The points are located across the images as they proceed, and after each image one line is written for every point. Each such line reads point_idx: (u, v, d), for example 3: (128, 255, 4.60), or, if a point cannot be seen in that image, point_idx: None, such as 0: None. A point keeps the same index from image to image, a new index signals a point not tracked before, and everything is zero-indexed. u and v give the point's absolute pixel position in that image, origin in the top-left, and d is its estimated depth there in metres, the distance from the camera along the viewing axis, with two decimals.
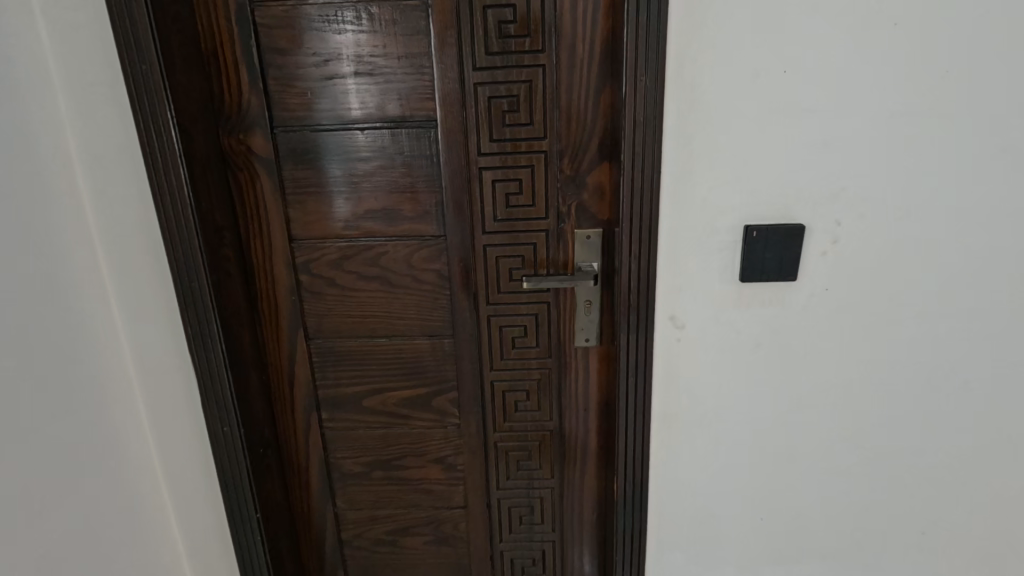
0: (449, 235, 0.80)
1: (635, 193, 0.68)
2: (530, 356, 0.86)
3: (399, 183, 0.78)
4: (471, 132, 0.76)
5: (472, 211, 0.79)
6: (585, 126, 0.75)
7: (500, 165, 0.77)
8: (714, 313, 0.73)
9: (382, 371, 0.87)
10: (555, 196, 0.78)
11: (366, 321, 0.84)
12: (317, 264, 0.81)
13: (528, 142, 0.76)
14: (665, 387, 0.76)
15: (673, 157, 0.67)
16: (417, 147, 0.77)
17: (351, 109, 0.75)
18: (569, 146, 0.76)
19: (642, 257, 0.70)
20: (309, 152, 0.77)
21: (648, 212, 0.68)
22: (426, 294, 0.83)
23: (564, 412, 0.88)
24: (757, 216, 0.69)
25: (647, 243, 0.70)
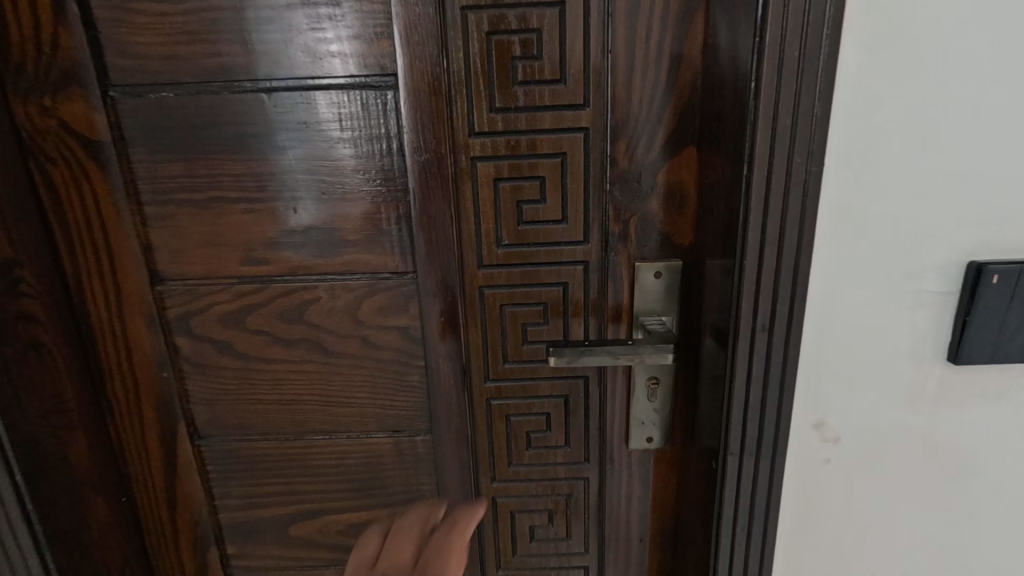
0: (422, 272, 0.47)
1: (769, 202, 0.35)
2: (554, 461, 0.53)
3: (335, 184, 0.46)
4: (457, 94, 0.44)
5: (460, 231, 0.47)
6: (654, 83, 0.43)
7: (507, 153, 0.45)
8: (894, 418, 0.41)
9: (318, 486, 0.54)
10: (600, 203, 0.46)
11: (288, 409, 0.52)
12: (200, 320, 0.49)
13: (553, 111, 0.44)
14: (794, 540, 0.44)
15: (847, 133, 0.35)
16: (364, 122, 0.44)
17: (243, 53, 0.43)
18: (625, 117, 0.44)
19: (774, 321, 0.38)
20: (176, 130, 0.44)
21: (793, 239, 0.36)
22: (384, 366, 0.51)
23: (607, 544, 0.56)
24: (994, 245, 0.37)
25: (785, 297, 0.37)
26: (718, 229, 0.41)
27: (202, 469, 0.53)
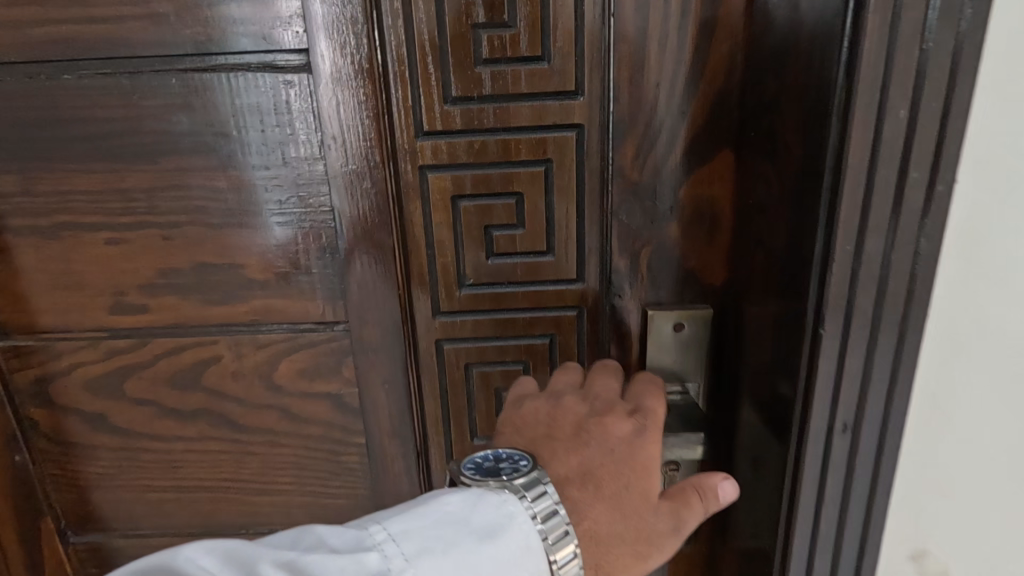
0: (356, 322, 0.35)
1: (862, 238, 0.23)
2: None
3: (230, 206, 0.33)
4: (399, 78, 0.31)
5: (406, 267, 0.34)
6: (675, 61, 0.31)
7: (470, 161, 0.33)
8: None
9: None
10: (598, 229, 0.33)
11: (186, 498, 0.39)
12: (62, 385, 0.36)
13: (532, 102, 0.31)
14: None
15: (992, 133, 0.22)
16: (267, 120, 0.32)
17: (88, 20, 0.30)
18: (634, 109, 0.31)
19: (860, 410, 0.26)
20: (10, 131, 0.32)
21: (893, 293, 0.24)
22: (311, 443, 0.38)
23: None
24: None
25: (877, 377, 0.25)
26: (770, 270, 0.29)
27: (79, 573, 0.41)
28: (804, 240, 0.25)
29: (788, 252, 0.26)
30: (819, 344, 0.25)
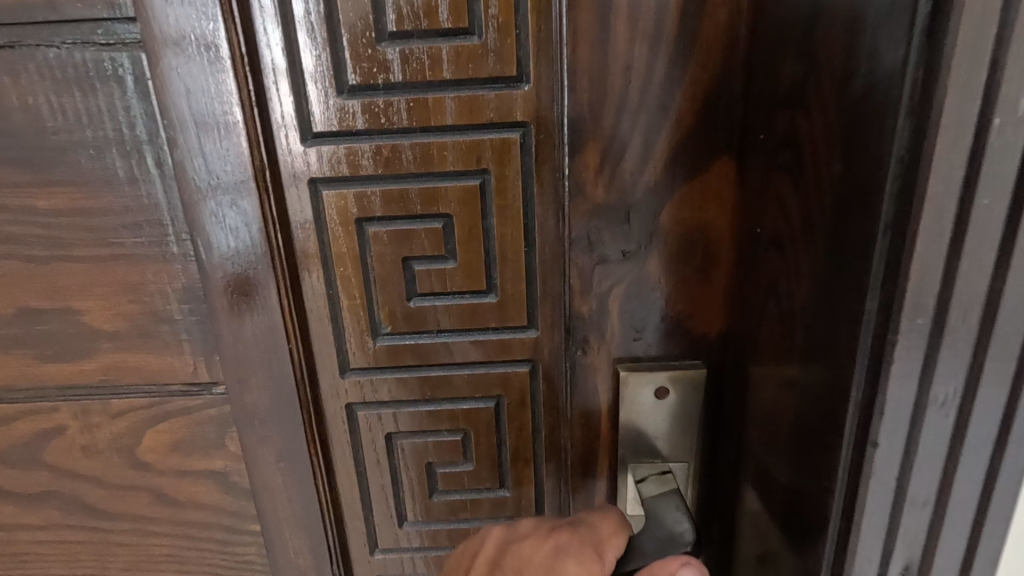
0: (236, 386, 0.26)
1: (941, 312, 0.15)
2: None
3: (56, 234, 0.25)
4: (274, 61, 0.23)
5: (299, 316, 0.26)
6: (652, 32, 0.22)
7: (378, 174, 0.24)
8: None
9: None
10: (551, 264, 0.25)
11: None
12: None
13: (458, 91, 0.23)
14: None
15: None
16: (96, 115, 0.23)
17: None
18: (599, 102, 0.23)
19: (928, 559, 0.17)
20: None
21: (987, 389, 0.15)
22: (188, 537, 0.29)
23: None
24: None
25: (956, 513, 0.17)
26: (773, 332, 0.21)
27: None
28: (844, 306, 0.17)
29: (816, 318, 0.18)
30: (869, 465, 0.17)
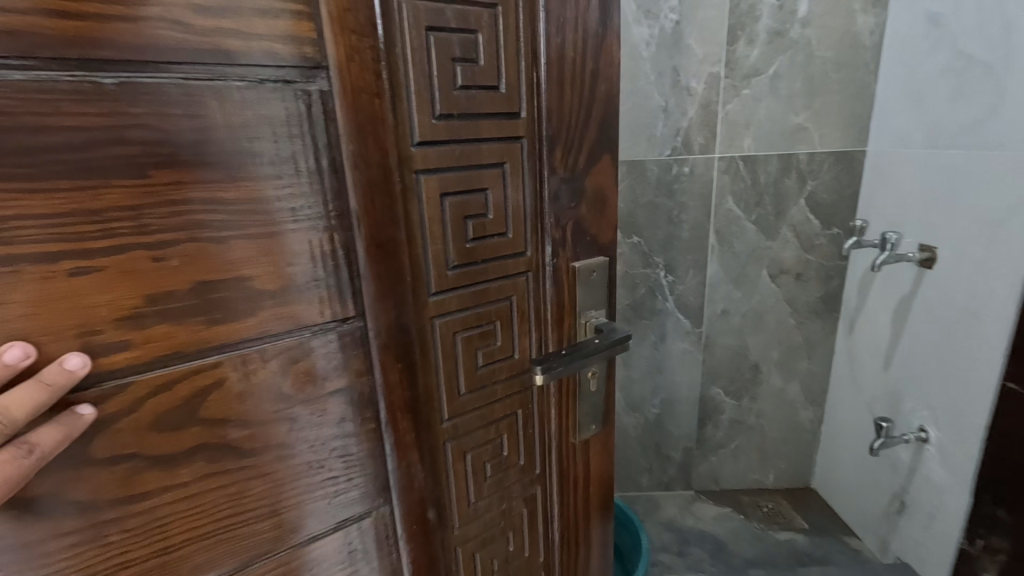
0: (365, 272, 0.54)
1: None
2: (497, 408, 0.68)
3: (246, 200, 0.47)
4: (396, 104, 0.52)
5: (407, 231, 0.55)
6: (568, 111, 0.63)
7: (455, 163, 0.56)
8: None
9: (259, 508, 0.55)
10: (537, 213, 0.64)
11: (235, 439, 0.52)
12: (120, 352, 0.45)
13: (492, 118, 0.58)
14: None
15: None
16: (323, 137, 0.49)
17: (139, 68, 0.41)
18: (552, 135, 0.62)
19: None
20: (55, 122, 0.39)
21: None
22: (320, 362, 0.54)
23: (545, 465, 0.76)
24: None
25: None
26: None
27: (121, 530, 0.49)
28: None
29: None
30: None
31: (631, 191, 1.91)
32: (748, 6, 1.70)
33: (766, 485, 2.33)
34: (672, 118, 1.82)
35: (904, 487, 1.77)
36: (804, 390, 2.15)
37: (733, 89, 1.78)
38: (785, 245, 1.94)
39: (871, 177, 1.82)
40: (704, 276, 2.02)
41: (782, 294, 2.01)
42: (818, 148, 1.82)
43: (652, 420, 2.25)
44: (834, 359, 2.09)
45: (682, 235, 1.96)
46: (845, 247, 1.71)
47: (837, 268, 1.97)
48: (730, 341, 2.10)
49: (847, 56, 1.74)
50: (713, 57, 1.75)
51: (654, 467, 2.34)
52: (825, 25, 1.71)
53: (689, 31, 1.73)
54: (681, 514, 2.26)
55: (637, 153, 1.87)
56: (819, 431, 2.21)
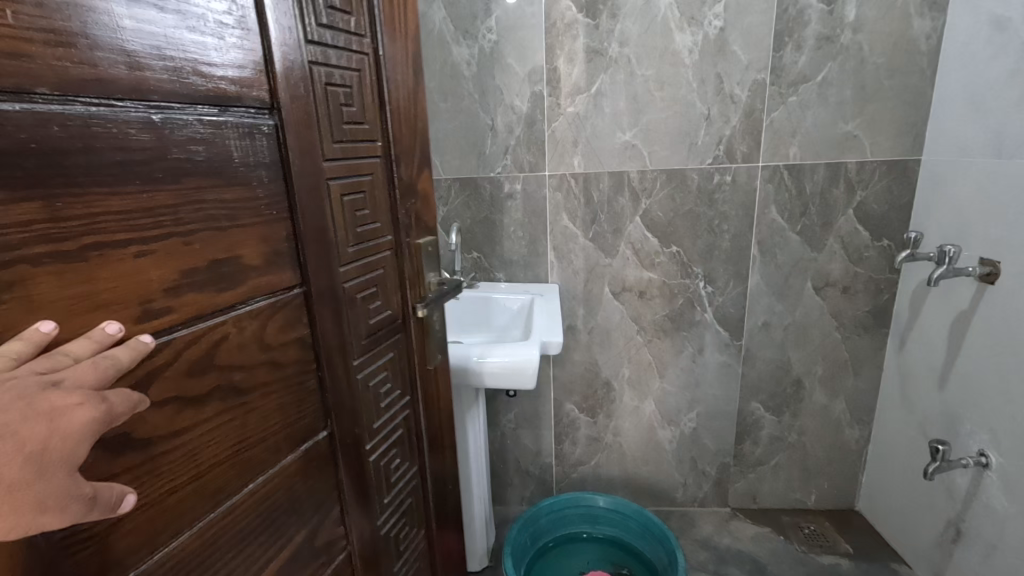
0: (308, 254, 0.81)
1: None
2: (381, 339, 1.04)
3: (234, 202, 0.68)
4: (318, 133, 0.82)
5: (326, 222, 0.85)
6: (399, 139, 1.03)
7: (345, 174, 0.89)
8: None
9: (256, 430, 0.76)
10: (390, 208, 1.04)
11: (238, 381, 0.71)
12: (164, 316, 0.61)
13: (363, 142, 0.94)
14: None
15: None
16: (284, 160, 0.75)
17: (181, 111, 0.61)
18: (395, 154, 1.03)
19: None
20: (124, 143, 0.55)
21: None
22: (283, 314, 0.78)
23: (409, 376, 1.16)
24: None
25: None
26: None
27: (167, 462, 0.63)
28: None
29: None
30: None
31: (673, 200, 2.02)
32: (796, 13, 1.78)
33: (808, 505, 2.45)
34: (715, 126, 1.92)
35: (963, 512, 1.83)
36: (849, 407, 2.25)
37: (779, 96, 1.87)
38: (832, 257, 2.04)
39: (926, 185, 1.89)
40: (745, 288, 2.12)
41: (828, 306, 2.11)
42: (869, 156, 1.90)
43: (689, 433, 2.37)
44: (882, 376, 2.19)
45: (723, 245, 2.06)
46: (897, 259, 1.75)
47: (887, 281, 2.06)
48: (771, 354, 2.20)
49: (902, 60, 1.81)
50: (759, 64, 1.84)
51: (689, 483, 2.46)
52: (877, 30, 1.78)
53: (733, 38, 1.82)
54: (718, 532, 2.37)
55: (678, 161, 1.97)
56: (864, 451, 2.32)
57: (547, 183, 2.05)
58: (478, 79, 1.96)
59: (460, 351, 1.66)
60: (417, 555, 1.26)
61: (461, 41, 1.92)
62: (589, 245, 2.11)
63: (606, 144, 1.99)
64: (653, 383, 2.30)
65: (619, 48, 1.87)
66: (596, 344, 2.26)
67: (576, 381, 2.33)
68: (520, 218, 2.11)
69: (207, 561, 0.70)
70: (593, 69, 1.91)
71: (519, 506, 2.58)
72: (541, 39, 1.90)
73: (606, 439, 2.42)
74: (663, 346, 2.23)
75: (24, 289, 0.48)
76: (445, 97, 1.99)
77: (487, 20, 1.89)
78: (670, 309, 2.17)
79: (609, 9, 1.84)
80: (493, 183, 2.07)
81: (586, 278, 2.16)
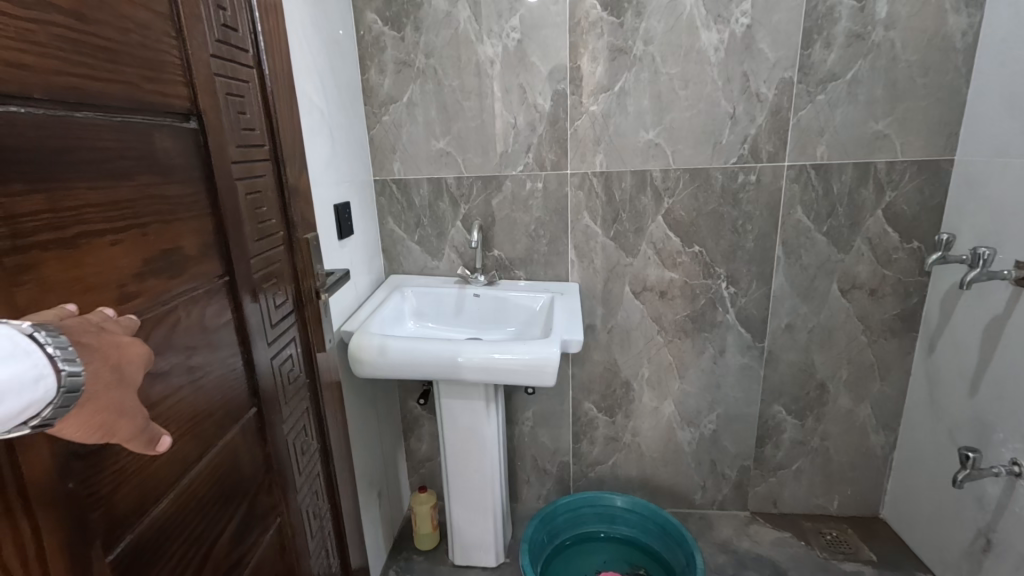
0: (229, 241, 1.05)
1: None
2: (283, 315, 1.30)
3: (170, 192, 0.89)
4: (228, 136, 1.07)
5: (240, 217, 1.09)
6: (278, 140, 1.31)
7: (247, 172, 1.14)
8: None
9: (205, 401, 0.98)
10: (281, 207, 1.31)
11: (179, 338, 0.91)
12: (128, 288, 0.80)
13: (257, 143, 1.20)
14: None
15: None
16: (203, 162, 0.98)
17: (132, 113, 0.81)
18: (277, 153, 1.30)
19: None
20: (98, 149, 0.74)
21: None
22: (208, 286, 1.00)
23: (307, 350, 1.44)
24: None
25: None
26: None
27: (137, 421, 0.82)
28: None
29: None
30: None
31: (696, 199, 2.07)
32: (827, 10, 1.82)
33: (830, 511, 2.49)
34: (740, 125, 1.96)
35: (993, 522, 1.84)
36: (875, 413, 2.29)
37: (807, 94, 1.91)
38: (861, 258, 2.07)
39: (958, 186, 1.91)
40: (769, 289, 2.17)
41: (855, 309, 2.14)
42: (899, 156, 1.93)
43: (709, 435, 2.42)
44: (910, 381, 2.22)
45: (747, 245, 2.10)
46: (928, 261, 1.78)
47: (917, 284, 2.09)
48: (795, 357, 2.25)
49: (935, 57, 1.83)
50: (786, 62, 1.88)
51: (708, 485, 2.52)
52: (911, 27, 1.80)
53: (761, 35, 1.86)
54: (737, 536, 2.42)
55: (702, 160, 2.02)
56: (889, 458, 2.35)
57: (569, 182, 2.12)
58: (501, 77, 2.04)
59: (480, 354, 1.66)
60: (323, 513, 1.54)
61: (486, 39, 2.00)
62: (610, 244, 2.18)
63: (629, 143, 2.04)
64: (673, 384, 2.36)
65: (644, 46, 1.93)
66: (616, 344, 2.33)
67: (595, 381, 2.39)
68: (540, 216, 2.18)
69: (180, 522, 0.91)
70: (616, 68, 1.97)
71: (536, 503, 2.67)
72: (565, 37, 1.96)
73: (623, 440, 2.48)
74: (684, 347, 2.29)
75: (35, 273, 0.64)
76: (467, 95, 2.07)
77: (511, 19, 1.97)
78: (691, 310, 2.23)
79: (634, 7, 1.89)
80: (515, 181, 2.15)
81: (606, 277, 2.23)
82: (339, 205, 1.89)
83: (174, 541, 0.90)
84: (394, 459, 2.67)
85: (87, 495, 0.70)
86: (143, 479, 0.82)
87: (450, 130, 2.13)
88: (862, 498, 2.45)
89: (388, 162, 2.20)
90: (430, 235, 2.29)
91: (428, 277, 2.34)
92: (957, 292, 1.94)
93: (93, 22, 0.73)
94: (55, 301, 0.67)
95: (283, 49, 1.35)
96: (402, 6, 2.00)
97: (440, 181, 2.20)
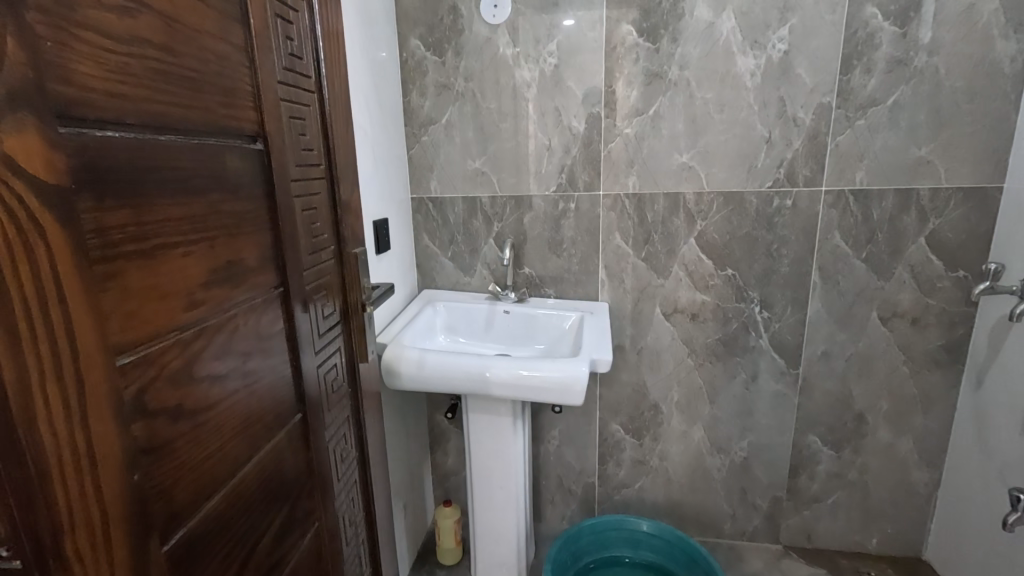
0: (286, 254, 1.21)
1: None
2: (328, 319, 1.46)
3: (238, 209, 1.04)
4: (290, 158, 1.23)
5: (296, 232, 1.26)
6: (331, 157, 1.48)
7: (304, 189, 1.31)
8: None
9: (252, 398, 1.10)
10: (335, 221, 1.51)
11: (236, 336, 1.04)
12: (197, 292, 0.93)
13: (316, 163, 1.38)
14: None
15: None
16: (266, 181, 1.13)
17: (209, 136, 0.95)
18: (328, 168, 1.47)
19: None
20: (181, 169, 0.88)
21: None
22: (266, 294, 1.15)
23: (349, 355, 1.61)
24: None
25: None
26: None
27: (202, 405, 0.95)
28: None
29: None
30: None
31: (730, 222, 2.25)
32: (866, 37, 1.98)
33: (869, 549, 2.59)
34: (777, 149, 2.14)
35: None
36: (916, 447, 2.39)
37: (845, 119, 2.07)
38: (901, 286, 2.21)
39: (1007, 212, 2.02)
40: (804, 315, 2.32)
41: (896, 337, 2.27)
42: (943, 182, 2.06)
43: (739, 462, 2.56)
44: (953, 416, 2.31)
45: (782, 269, 2.27)
46: (978, 291, 1.90)
47: (962, 314, 2.19)
48: (832, 386, 2.38)
49: (981, 83, 1.95)
50: (825, 87, 2.05)
51: (739, 515, 2.66)
52: (954, 52, 1.94)
53: (797, 61, 2.05)
54: (768, 569, 2.54)
55: (737, 184, 2.21)
56: (932, 496, 2.44)
57: (602, 203, 2.34)
58: (538, 100, 2.29)
59: (507, 372, 1.87)
60: (356, 520, 1.69)
61: (524, 64, 2.26)
62: (641, 264, 2.38)
63: (663, 164, 2.25)
64: (703, 409, 2.52)
65: (679, 71, 2.14)
66: (645, 365, 2.51)
67: (624, 401, 2.57)
68: (573, 235, 2.41)
69: (224, 513, 1.02)
70: (651, 91, 2.18)
71: (560, 523, 2.85)
72: (602, 61, 2.19)
73: (651, 462, 2.65)
74: (715, 370, 2.46)
75: (122, 282, 0.77)
76: (504, 117, 2.34)
77: (549, 44, 2.22)
78: (723, 333, 2.40)
79: (669, 34, 2.11)
80: (548, 200, 2.39)
81: (636, 298, 2.43)
82: (378, 220, 2.16)
83: (218, 530, 1.01)
84: (420, 470, 2.90)
85: (152, 466, 0.83)
86: (197, 468, 0.94)
87: (487, 151, 2.39)
88: (902, 537, 2.54)
89: (426, 180, 2.48)
90: (464, 251, 2.55)
91: (459, 292, 2.60)
92: (1006, 324, 2.03)
93: (183, 60, 0.89)
94: (139, 305, 0.80)
95: (339, 69, 1.53)
96: (444, 33, 2.29)
97: (475, 200, 2.46)
